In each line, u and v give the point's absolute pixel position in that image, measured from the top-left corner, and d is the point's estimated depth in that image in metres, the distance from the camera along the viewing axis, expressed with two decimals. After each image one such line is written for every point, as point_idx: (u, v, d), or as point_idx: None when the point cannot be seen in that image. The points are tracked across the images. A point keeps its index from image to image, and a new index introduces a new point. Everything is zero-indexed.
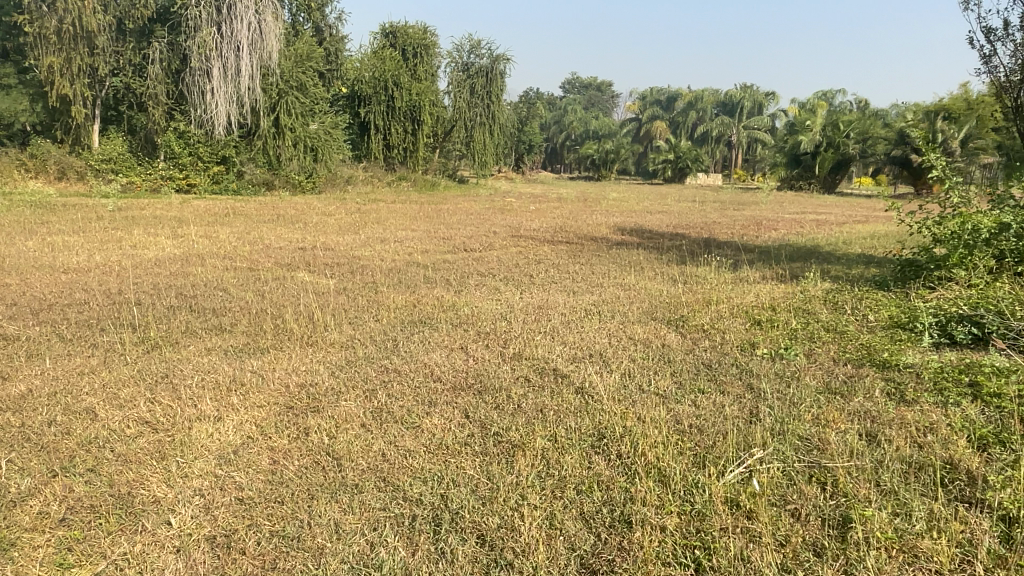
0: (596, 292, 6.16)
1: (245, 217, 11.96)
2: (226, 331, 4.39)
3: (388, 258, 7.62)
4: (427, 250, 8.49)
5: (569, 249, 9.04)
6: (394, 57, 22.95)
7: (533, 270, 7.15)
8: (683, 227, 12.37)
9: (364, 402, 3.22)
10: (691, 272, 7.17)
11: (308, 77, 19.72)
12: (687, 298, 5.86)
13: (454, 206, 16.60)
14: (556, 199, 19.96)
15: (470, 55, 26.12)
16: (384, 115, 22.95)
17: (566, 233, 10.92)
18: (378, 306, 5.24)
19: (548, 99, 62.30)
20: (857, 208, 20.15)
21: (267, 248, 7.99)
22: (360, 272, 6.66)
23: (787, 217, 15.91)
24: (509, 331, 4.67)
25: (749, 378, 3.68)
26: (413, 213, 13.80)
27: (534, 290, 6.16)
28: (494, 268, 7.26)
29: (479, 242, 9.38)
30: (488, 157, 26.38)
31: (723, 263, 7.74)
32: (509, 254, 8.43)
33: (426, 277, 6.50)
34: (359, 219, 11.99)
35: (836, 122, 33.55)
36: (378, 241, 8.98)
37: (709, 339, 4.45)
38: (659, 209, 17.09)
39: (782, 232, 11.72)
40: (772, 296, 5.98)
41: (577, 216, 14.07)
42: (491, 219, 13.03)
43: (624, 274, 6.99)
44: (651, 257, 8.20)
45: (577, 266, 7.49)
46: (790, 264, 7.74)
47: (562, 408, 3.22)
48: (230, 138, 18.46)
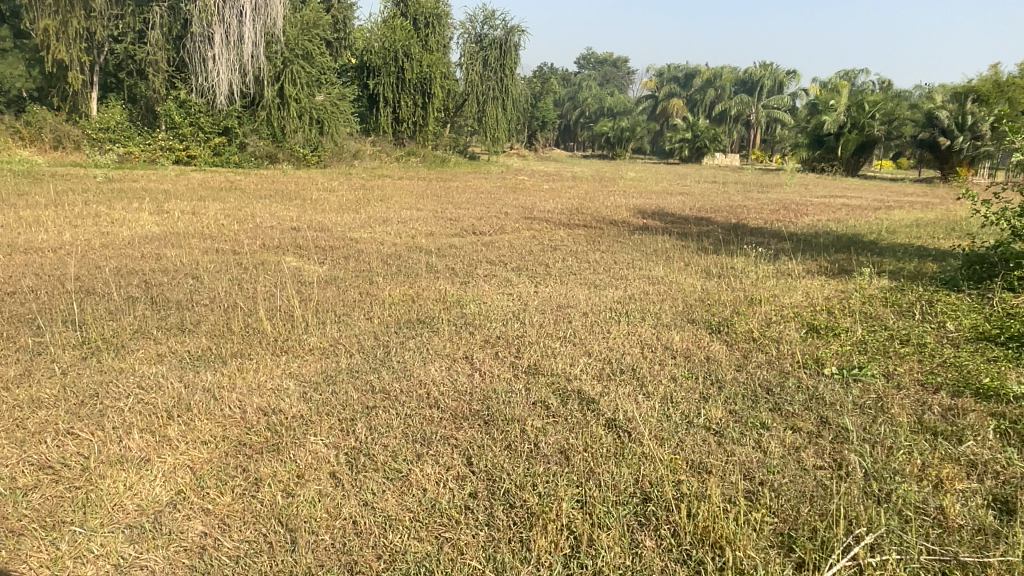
0: (622, 287, 5.41)
1: (241, 192, 11.25)
2: (185, 332, 3.69)
3: (390, 241, 6.91)
4: (433, 232, 7.77)
5: (588, 233, 8.30)
6: (404, 27, 22.06)
7: (549, 258, 6.43)
8: (708, 211, 11.57)
9: (339, 438, 2.51)
10: (727, 264, 6.41)
11: (315, 46, 18.86)
12: (727, 296, 5.11)
13: (464, 183, 15.85)
14: (570, 178, 19.16)
15: (483, 26, 25.14)
16: (394, 87, 22.09)
17: (584, 215, 10.15)
18: (371, 301, 4.53)
19: (562, 75, 60.99)
20: (886, 193, 19.24)
21: (258, 228, 7.29)
22: (357, 258, 5.95)
23: (815, 200, 15.10)
24: (523, 336, 3.95)
25: (824, 409, 2.95)
26: (420, 190, 13.07)
27: (552, 283, 5.42)
28: (505, 254, 6.54)
29: (490, 224, 8.65)
30: (500, 133, 25.50)
31: (760, 255, 6.97)
32: (524, 239, 7.71)
33: (430, 265, 5.78)
34: (362, 197, 11.26)
35: (861, 102, 32.39)
36: (381, 222, 8.27)
37: (763, 353, 3.71)
38: (679, 190, 16.28)
39: (816, 218, 10.90)
40: (823, 294, 5.23)
41: (594, 196, 13.28)
42: (503, 199, 12.27)
43: (651, 265, 6.23)
44: (679, 245, 7.45)
45: (598, 254, 6.75)
46: (833, 255, 6.98)
47: (593, 452, 2.50)
48: (232, 108, 17.70)
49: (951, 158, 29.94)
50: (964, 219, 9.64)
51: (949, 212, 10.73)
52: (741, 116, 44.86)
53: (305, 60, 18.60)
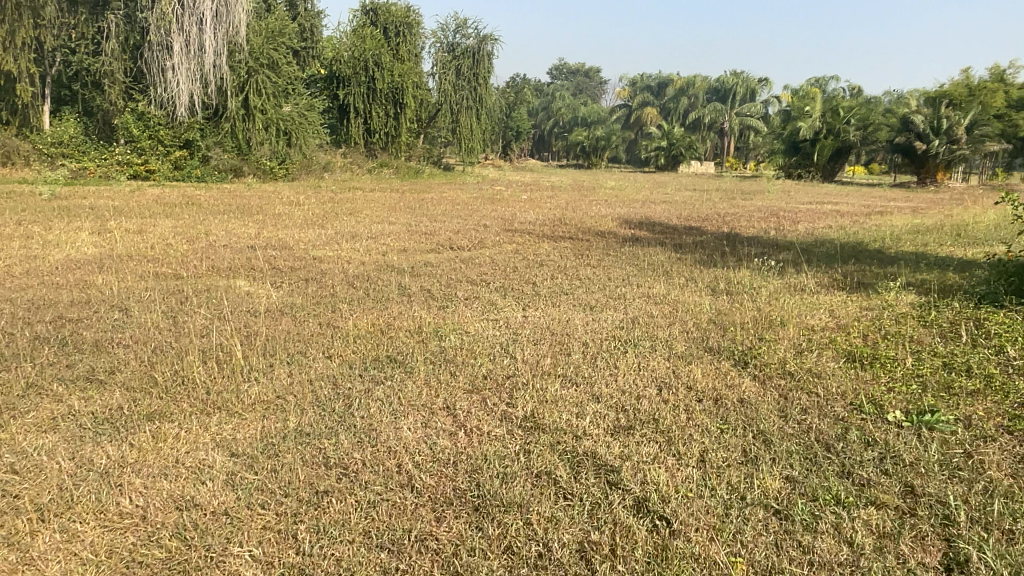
0: (621, 309, 4.77)
1: (199, 208, 10.45)
2: (94, 385, 2.97)
3: (360, 259, 6.22)
4: (406, 248, 7.10)
5: (574, 246, 7.68)
6: (374, 35, 21.42)
7: (535, 275, 5.79)
8: (696, 219, 11.03)
9: (275, 549, 1.82)
10: (733, 279, 5.80)
11: (280, 54, 18.08)
12: (744, 318, 4.48)
13: (439, 195, 15.20)
14: (549, 188, 18.59)
15: (455, 35, 24.59)
16: (365, 98, 21.37)
17: (567, 226, 9.54)
18: (332, 334, 3.82)
19: (535, 85, 60.62)
20: (869, 199, 18.94)
21: (211, 248, 6.56)
22: (319, 280, 5.23)
23: (802, 207, 14.68)
24: (514, 377, 3.27)
25: (907, 474, 2.31)
26: (393, 203, 12.38)
27: (542, 307, 4.76)
28: (486, 272, 5.89)
29: (468, 238, 7.99)
30: (475, 143, 24.89)
31: (765, 267, 6.40)
32: (507, 253, 7.07)
33: (403, 288, 5.09)
34: (330, 210, 10.54)
35: (836, 108, 32.39)
36: (349, 237, 7.57)
37: (806, 392, 3.08)
38: (662, 199, 15.76)
39: (809, 226, 10.40)
40: (850, 313, 4.61)
41: (575, 206, 12.69)
42: (480, 210, 11.62)
43: (649, 282, 5.61)
44: (674, 258, 6.85)
45: (589, 269, 6.12)
46: (843, 266, 6.42)
47: (625, 557, 1.84)
48: (193, 119, 16.79)
49: (927, 162, 29.75)
50: (966, 224, 9.18)
51: (948, 218, 10.29)
52: (715, 124, 44.85)
53: (271, 69, 17.82)
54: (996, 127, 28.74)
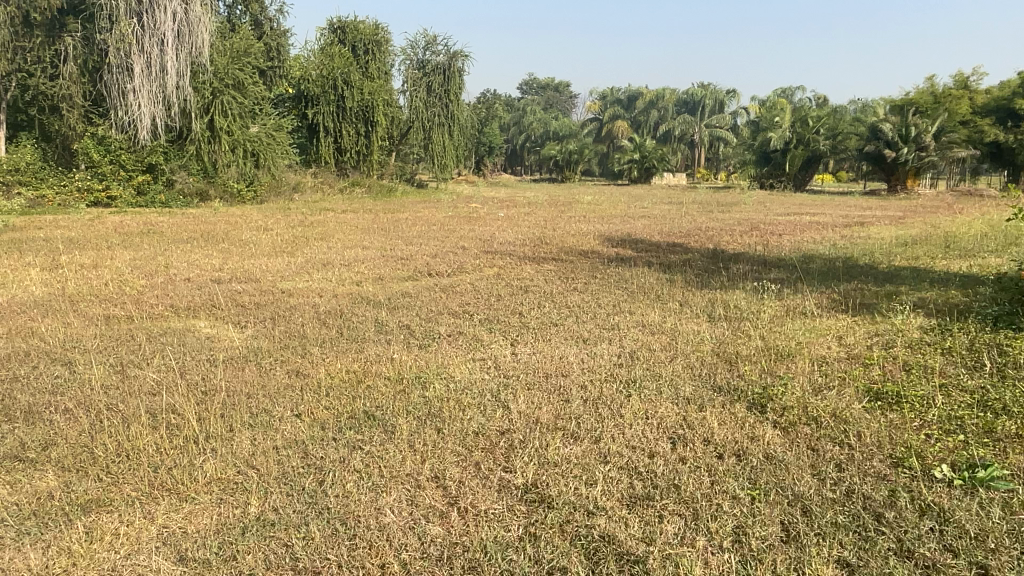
0: (616, 341, 4.44)
1: (162, 235, 9.95)
2: (20, 466, 2.54)
3: (333, 291, 5.85)
4: (382, 276, 6.73)
5: (558, 269, 7.36)
6: (343, 53, 21.06)
7: (520, 304, 5.46)
8: (677, 235, 10.79)
9: None
10: (728, 303, 5.51)
11: (246, 74, 17.62)
12: (750, 349, 4.17)
13: (413, 214, 14.84)
14: (525, 205, 18.34)
15: (425, 52, 24.31)
16: (334, 116, 20.93)
17: (548, 246, 9.22)
18: (302, 385, 3.43)
19: (506, 100, 60.59)
20: (845, 207, 18.95)
21: (170, 282, 6.11)
22: (287, 318, 4.83)
23: (780, 218, 14.58)
24: (509, 434, 2.90)
25: (977, 552, 2.00)
26: (366, 225, 11.97)
27: (531, 342, 4.40)
28: (468, 301, 5.54)
29: (447, 263, 7.63)
30: (448, 160, 24.58)
31: (759, 288, 6.13)
32: (488, 278, 6.73)
33: (379, 324, 4.71)
34: (300, 235, 10.11)
35: (805, 118, 32.63)
36: (321, 266, 7.18)
37: (836, 443, 2.76)
38: (640, 213, 15.57)
39: (793, 239, 10.22)
40: (860, 340, 4.34)
41: (553, 223, 12.40)
42: (457, 230, 11.28)
43: (640, 308, 5.30)
44: (663, 280, 6.56)
45: (576, 295, 5.80)
46: (839, 284, 6.19)
47: None
48: (156, 143, 16.24)
49: (897, 169, 30.05)
50: (952, 234, 9.05)
51: (931, 228, 10.20)
52: (686, 135, 45.15)
53: (236, 90, 17.34)
54: (962, 135, 29.21)
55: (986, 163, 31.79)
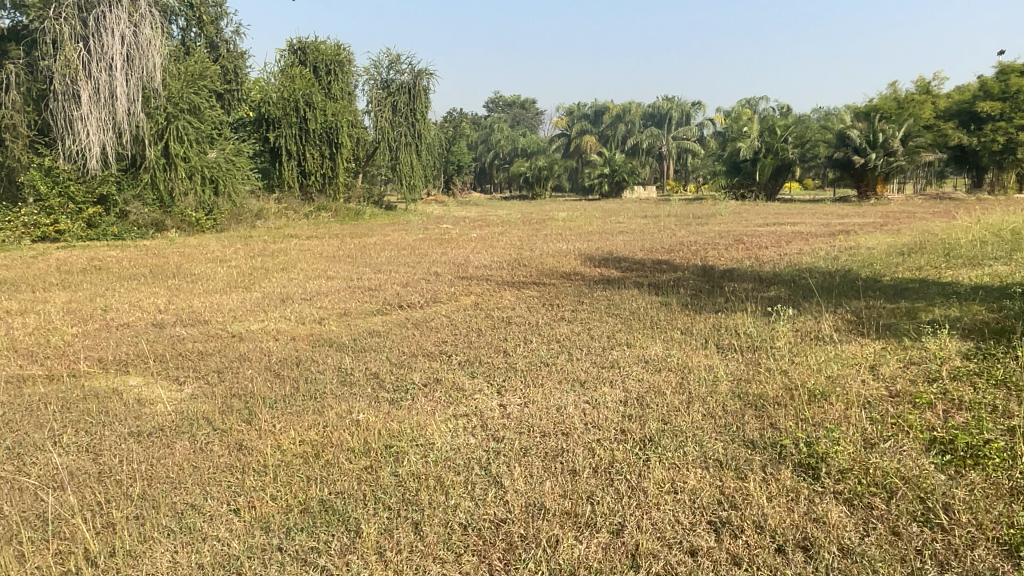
0: (619, 384, 3.82)
1: (107, 272, 9.14)
2: None
3: (292, 333, 5.17)
4: (348, 311, 6.08)
5: (541, 295, 6.77)
6: (304, 74, 20.42)
7: (503, 339, 4.85)
8: (661, 251, 10.27)
9: None
10: (734, 329, 4.94)
11: (202, 98, 16.85)
12: (776, 389, 3.59)
13: (382, 238, 14.17)
14: (498, 223, 17.81)
15: (389, 71, 23.77)
16: (297, 139, 20.22)
17: (527, 269, 8.62)
18: (246, 466, 2.76)
19: (473, 118, 60.27)
20: (822, 214, 18.73)
21: (105, 330, 5.38)
22: (235, 370, 4.14)
23: (760, 228, 14.21)
24: (507, 528, 2.28)
25: None
26: (332, 252, 11.28)
27: (521, 389, 3.76)
28: (444, 339, 4.92)
29: (420, 292, 7.00)
30: (416, 180, 23.99)
31: (764, 310, 5.59)
32: (466, 310, 6.09)
33: (342, 373, 4.04)
34: (259, 266, 9.39)
35: (773, 127, 32.67)
36: (280, 302, 6.48)
37: (923, 526, 2.18)
38: (617, 229, 15.08)
39: (781, 251, 9.78)
40: (896, 370, 3.81)
41: (529, 244, 11.82)
42: (429, 255, 10.64)
43: (639, 340, 4.70)
44: (655, 304, 6.01)
45: (565, 327, 5.19)
46: (848, 302, 5.69)
47: None
48: (108, 173, 15.31)
49: (866, 175, 30.18)
50: (947, 239, 8.69)
51: (921, 234, 9.84)
52: (654, 148, 45.15)
53: (192, 115, 16.55)
54: (928, 139, 29.47)
55: (951, 166, 32.19)
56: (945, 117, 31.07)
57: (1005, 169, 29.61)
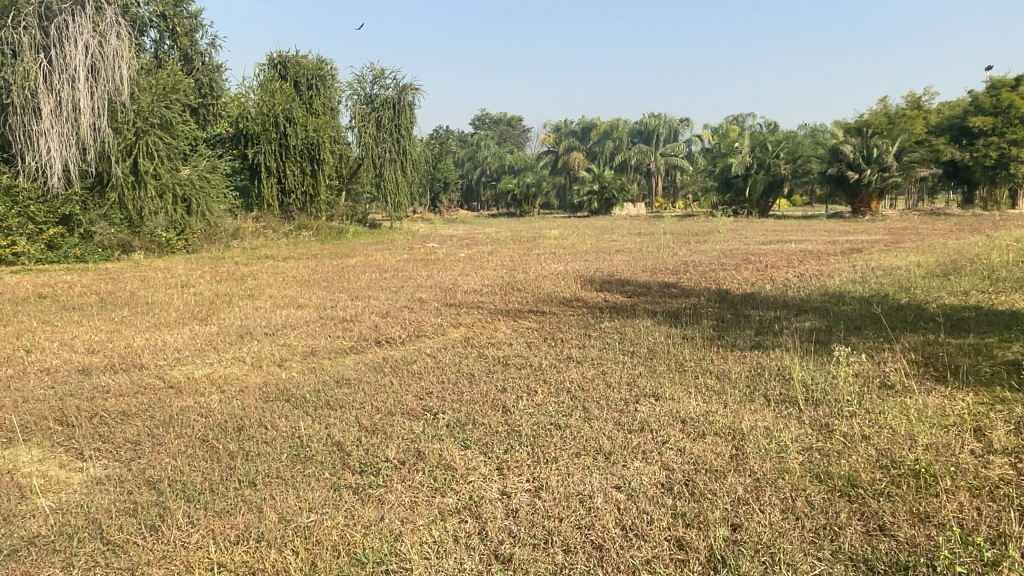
0: (656, 457, 2.93)
1: (52, 301, 8.16)
2: None
3: (241, 383, 4.22)
4: (317, 350, 5.17)
5: (540, 327, 5.88)
6: (285, 88, 19.56)
7: (500, 390, 3.94)
8: (666, 273, 9.43)
9: None
10: (786, 375, 4.06)
11: (174, 113, 15.89)
12: (869, 468, 2.73)
13: (364, 259, 13.29)
14: (487, 242, 16.97)
15: (373, 86, 22.99)
16: (277, 155, 19.30)
17: (522, 294, 7.74)
18: None
19: (460, 136, 59.62)
20: (825, 232, 18.06)
21: (18, 379, 4.44)
22: (157, 442, 3.21)
23: (766, 246, 13.45)
24: None
25: None
26: (308, 275, 10.36)
27: (528, 468, 2.87)
28: (426, 388, 4.00)
29: (403, 325, 6.10)
30: (401, 198, 23.13)
31: (808, 347, 4.74)
32: (455, 347, 5.19)
33: (295, 444, 3.13)
34: (225, 292, 8.45)
35: (764, 143, 32.21)
36: (237, 338, 5.54)
37: None
38: (614, 248, 14.25)
39: (799, 272, 8.99)
40: (1013, 438, 2.95)
41: (522, 264, 10.95)
42: (413, 278, 9.73)
43: (671, 390, 3.83)
44: (675, 339, 5.13)
45: (575, 372, 4.29)
46: (903, 337, 4.86)
47: None
48: (71, 191, 14.20)
49: (860, 191, 29.68)
50: (982, 260, 7.95)
51: (948, 254, 9.09)
52: (642, 165, 44.66)
53: (163, 130, 15.60)
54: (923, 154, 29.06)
55: (943, 182, 31.88)
56: (936, 132, 30.81)
57: (998, 184, 29.31)
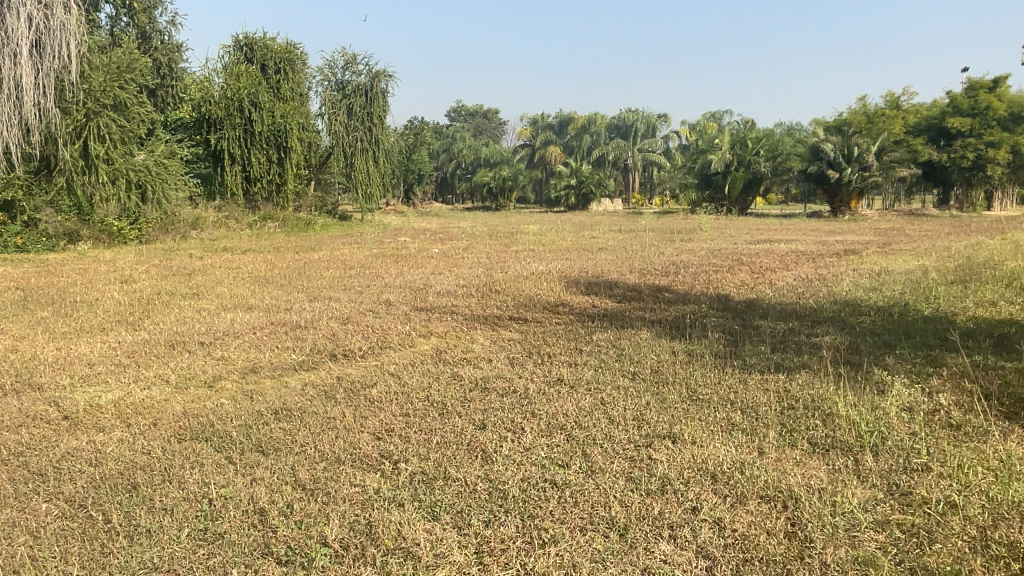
0: (687, 538, 2.20)
1: None
2: None
3: (154, 412, 3.40)
4: (258, 366, 4.34)
5: (523, 338, 5.12)
6: (251, 71, 18.49)
7: (477, 426, 3.16)
8: (655, 274, 8.70)
9: None
10: (826, 409, 3.33)
11: (129, 94, 14.80)
12: (980, 562, 2.02)
13: (330, 254, 12.41)
14: (462, 236, 16.17)
15: (344, 72, 21.98)
16: (241, 142, 18.22)
17: (500, 297, 6.97)
18: None
19: (436, 127, 58.52)
20: (810, 232, 17.58)
21: None
22: (19, 509, 2.40)
23: (753, 246, 12.84)
24: None
25: None
26: (267, 271, 9.48)
27: (519, 555, 2.11)
28: (386, 423, 3.21)
29: (363, 334, 5.29)
30: (373, 189, 22.20)
31: (839, 370, 4.03)
32: (423, 363, 4.40)
33: (203, 514, 2.33)
34: (168, 290, 7.54)
35: (744, 140, 31.72)
36: (166, 349, 4.70)
37: None
38: (595, 246, 13.53)
39: (798, 275, 8.36)
40: None
41: (499, 262, 10.16)
42: (381, 276, 8.91)
43: (692, 430, 3.09)
44: (681, 356, 4.39)
45: (569, 401, 3.52)
46: (943, 358, 4.19)
47: None
48: (13, 176, 12.95)
49: (839, 191, 29.34)
50: (995, 266, 7.38)
51: (954, 258, 8.51)
52: (620, 160, 44.11)
53: (116, 111, 14.49)
54: (903, 153, 28.79)
55: (919, 183, 31.79)
56: (914, 133, 30.67)
57: (974, 186, 29.25)
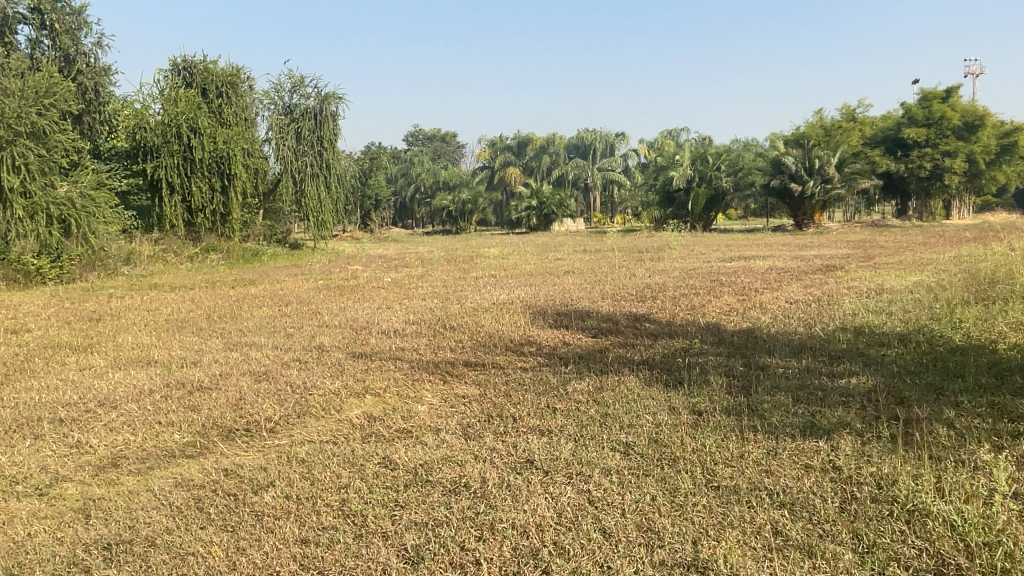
0: None
1: None
2: None
3: None
4: (123, 456, 3.20)
5: (482, 394, 4.07)
6: (190, 96, 17.14)
7: (403, 565, 2.08)
8: (631, 300, 7.75)
9: None
10: (908, 503, 2.36)
11: (48, 121, 13.38)
12: None
13: (270, 288, 11.25)
14: (418, 263, 15.13)
15: (292, 95, 20.86)
16: (180, 170, 16.92)
17: (456, 336, 5.93)
18: None
19: (394, 151, 57.48)
20: (783, 247, 16.88)
21: None
22: None
23: (731, 265, 12.00)
24: None
25: None
26: (189, 313, 8.27)
27: None
28: (267, 565, 2.11)
29: (279, 397, 4.16)
30: (326, 217, 21.07)
31: (895, 433, 3.06)
32: (349, 441, 3.31)
33: None
34: (59, 342, 6.32)
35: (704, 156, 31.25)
36: (6, 434, 3.53)
37: None
38: (561, 269, 12.60)
39: (790, 297, 7.47)
40: None
41: (456, 292, 9.13)
42: (320, 313, 7.77)
43: (728, 554, 2.08)
44: (684, 416, 3.40)
45: (544, 501, 2.48)
46: (1018, 407, 3.26)
47: None
48: None
49: (803, 204, 28.91)
50: (1011, 280, 6.56)
51: (957, 273, 7.71)
52: (580, 180, 43.54)
53: (33, 139, 13.02)
54: (863, 165, 28.63)
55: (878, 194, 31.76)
56: (870, 145, 30.63)
57: (933, 195, 29.19)
